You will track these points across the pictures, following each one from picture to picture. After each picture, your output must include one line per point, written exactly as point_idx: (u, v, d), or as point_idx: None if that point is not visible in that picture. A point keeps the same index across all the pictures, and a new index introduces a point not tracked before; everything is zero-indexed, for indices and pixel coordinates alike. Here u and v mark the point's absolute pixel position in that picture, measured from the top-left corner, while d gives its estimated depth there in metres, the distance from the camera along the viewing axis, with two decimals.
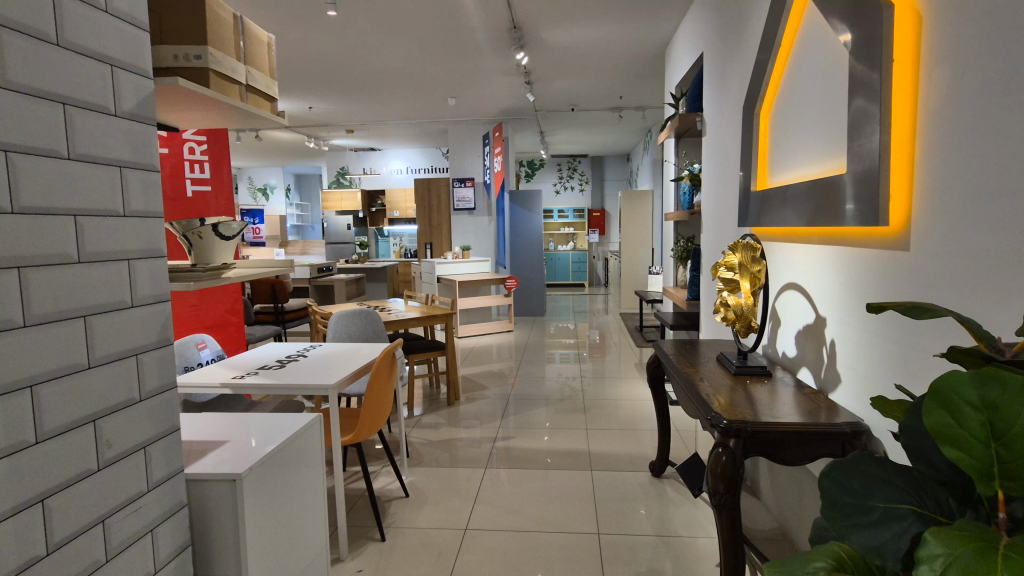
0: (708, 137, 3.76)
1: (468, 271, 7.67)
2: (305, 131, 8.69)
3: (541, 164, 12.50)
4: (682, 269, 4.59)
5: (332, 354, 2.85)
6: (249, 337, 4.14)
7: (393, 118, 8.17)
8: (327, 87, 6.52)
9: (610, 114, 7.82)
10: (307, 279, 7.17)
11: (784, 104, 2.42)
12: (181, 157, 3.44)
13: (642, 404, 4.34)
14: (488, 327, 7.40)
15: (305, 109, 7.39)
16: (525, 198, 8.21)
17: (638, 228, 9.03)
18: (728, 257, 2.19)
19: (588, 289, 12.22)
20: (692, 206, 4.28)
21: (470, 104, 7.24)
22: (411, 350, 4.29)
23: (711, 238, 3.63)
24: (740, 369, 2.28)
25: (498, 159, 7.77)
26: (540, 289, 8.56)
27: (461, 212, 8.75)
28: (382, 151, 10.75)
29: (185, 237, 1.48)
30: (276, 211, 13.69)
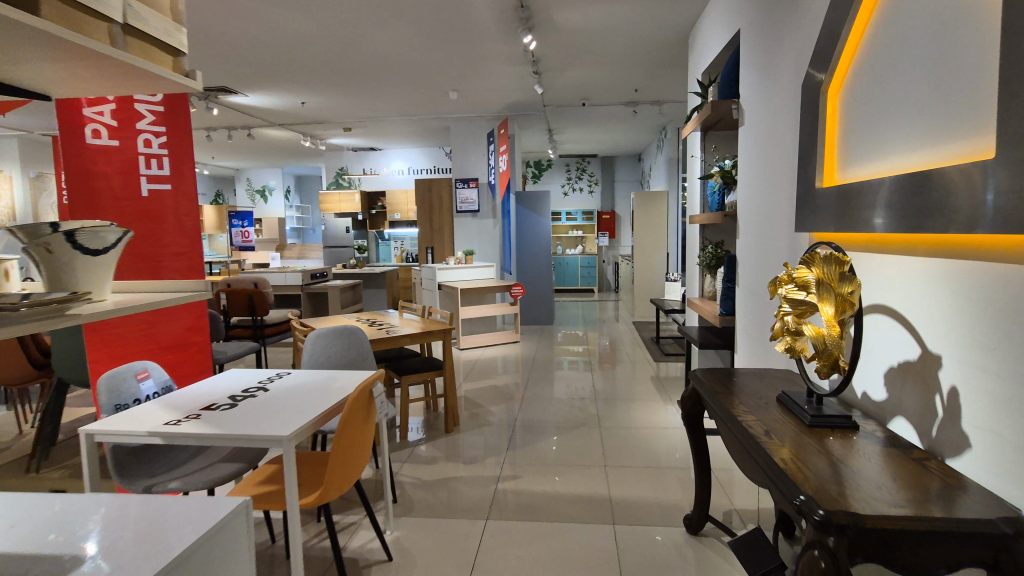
0: (745, 127, 3.25)
1: (471, 278, 7.19)
2: (300, 129, 8.26)
3: (549, 165, 12.05)
4: (710, 278, 4.08)
5: (301, 386, 2.36)
6: (221, 355, 3.67)
7: (393, 115, 7.73)
8: (320, 78, 6.08)
9: (624, 110, 7.34)
10: (299, 286, 6.71)
11: (866, 74, 1.91)
12: (135, 151, 2.99)
13: (665, 434, 3.81)
14: (493, 339, 6.88)
15: (299, 104, 6.98)
16: (532, 200, 7.74)
17: (653, 232, 8.50)
18: (802, 272, 1.70)
19: (598, 295, 11.66)
20: (723, 207, 3.77)
21: (475, 98, 6.79)
22: (404, 370, 3.79)
23: (752, 244, 3.11)
24: (818, 419, 1.74)
25: (503, 157, 7.29)
26: (548, 296, 8.06)
27: (464, 214, 8.26)
28: (383, 151, 10.36)
29: (27, 253, 0.99)
30: (275, 213, 13.29)
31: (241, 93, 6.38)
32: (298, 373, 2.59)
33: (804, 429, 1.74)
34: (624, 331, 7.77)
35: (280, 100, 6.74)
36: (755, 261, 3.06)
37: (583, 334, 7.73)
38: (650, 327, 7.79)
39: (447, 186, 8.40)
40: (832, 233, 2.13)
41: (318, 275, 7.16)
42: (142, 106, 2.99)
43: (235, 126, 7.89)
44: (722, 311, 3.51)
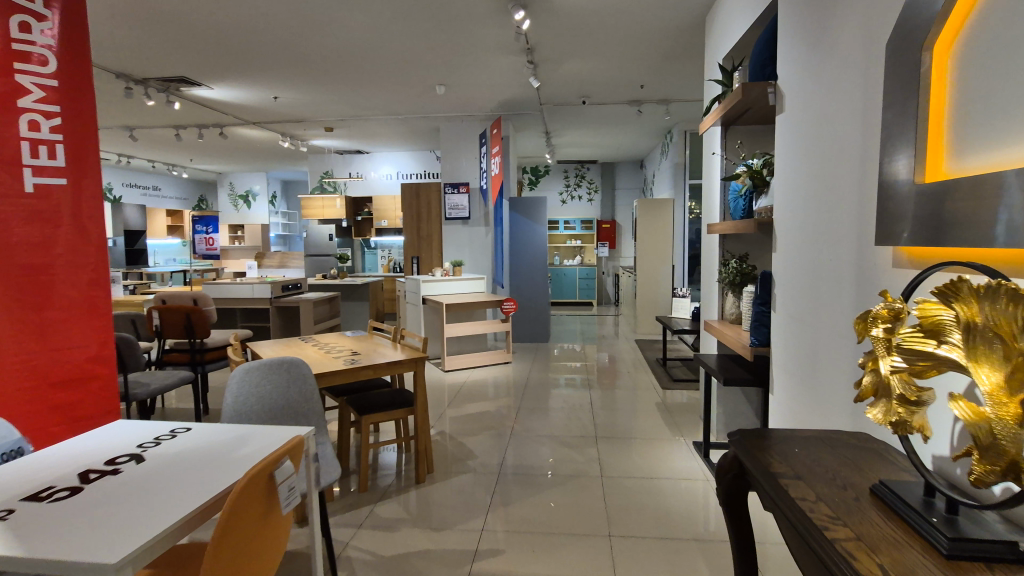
0: (786, 114, 2.62)
1: (459, 291, 6.56)
2: (277, 128, 7.66)
3: (546, 171, 11.49)
4: (733, 299, 3.45)
5: (191, 454, 1.69)
6: (141, 388, 3.00)
7: (377, 113, 7.13)
8: (290, 68, 5.49)
9: (627, 110, 6.75)
10: (268, 300, 6.07)
11: (1005, 9, 1.27)
12: (14, 134, 2.24)
13: (681, 489, 3.14)
14: (482, 359, 6.20)
15: (273, 100, 6.38)
16: (528, 205, 7.25)
17: (658, 243, 7.88)
18: (935, 309, 1.13)
19: (597, 308, 10.99)
20: (746, 215, 3.23)
21: (464, 95, 6.20)
22: (367, 407, 3.13)
23: (798, 259, 2.47)
24: (962, 547, 1.08)
25: (495, 160, 6.67)
26: (544, 311, 7.42)
27: (454, 221, 7.66)
28: (370, 155, 9.78)
29: None
30: (258, 220, 12.66)
31: (206, 85, 5.78)
32: (200, 428, 1.93)
33: (937, 563, 1.08)
34: (626, 349, 7.13)
35: (251, 95, 6.15)
36: (803, 279, 2.42)
37: (582, 352, 7.08)
38: (655, 346, 7.13)
39: (435, 191, 7.76)
40: (945, 248, 1.47)
41: (290, 287, 6.50)
42: (27, 78, 2.28)
43: (205, 124, 7.28)
44: (754, 340, 2.86)
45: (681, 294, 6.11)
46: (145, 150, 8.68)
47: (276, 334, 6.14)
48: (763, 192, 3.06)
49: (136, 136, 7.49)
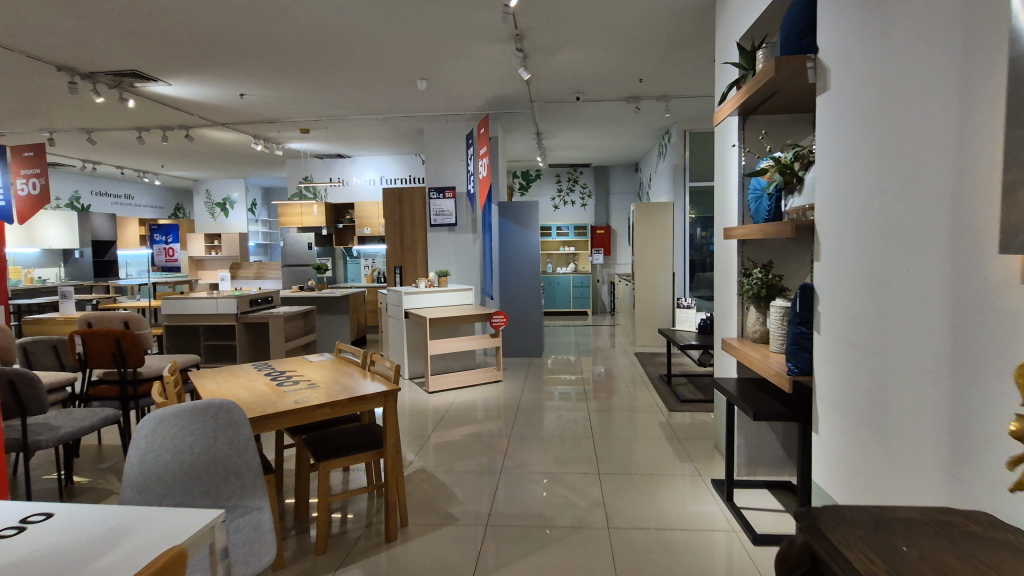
0: (831, 92, 2.17)
1: (444, 304, 6.05)
2: (249, 130, 7.14)
3: (537, 175, 11.04)
4: (756, 313, 2.98)
5: (33, 565, 1.16)
6: (48, 432, 2.46)
7: (356, 113, 6.64)
8: (256, 60, 4.98)
9: (624, 108, 6.32)
10: (234, 316, 5.53)
11: None
12: None
13: (702, 542, 2.64)
14: (470, 378, 5.67)
15: (240, 98, 5.87)
16: (518, 211, 6.75)
17: (657, 250, 7.41)
18: None
19: (592, 318, 10.50)
20: (772, 218, 2.77)
21: (449, 90, 5.73)
22: (327, 451, 2.60)
23: (855, 267, 2.01)
24: None
25: (482, 162, 6.17)
26: (536, 324, 6.92)
27: (439, 228, 7.13)
28: (352, 160, 9.31)
29: None
30: (237, 228, 12.09)
31: (163, 80, 5.26)
32: (68, 514, 1.40)
33: None
34: (625, 363, 6.64)
35: (215, 92, 5.64)
36: (863, 292, 1.96)
37: (577, 367, 6.58)
38: (656, 359, 6.65)
39: (420, 196, 7.25)
40: None
41: (260, 301, 5.95)
42: None
43: (170, 126, 6.76)
44: (790, 367, 2.35)
45: (685, 304, 5.65)
46: (109, 155, 8.12)
47: (243, 352, 5.60)
48: (790, 192, 2.67)
49: (94, 138, 6.94)
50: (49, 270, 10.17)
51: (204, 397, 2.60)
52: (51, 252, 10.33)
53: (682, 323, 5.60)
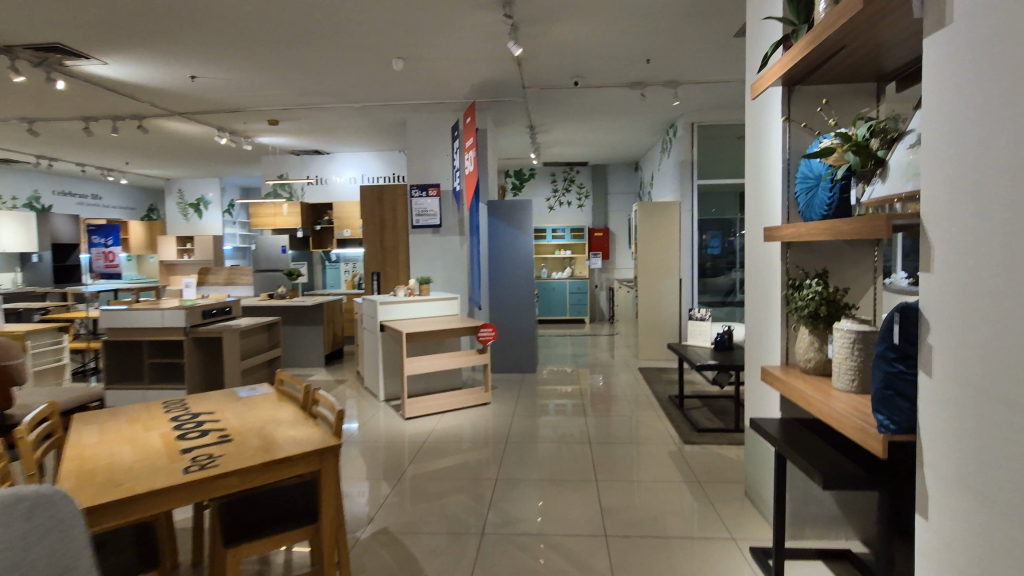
0: (955, 24, 1.48)
1: (425, 315, 5.37)
2: (212, 121, 6.45)
3: (531, 174, 10.40)
4: (807, 335, 2.33)
5: None
6: None
7: (328, 102, 5.95)
8: (201, 36, 4.28)
9: (627, 95, 5.67)
10: (183, 330, 4.83)
11: None
12: None
13: None
14: (453, 402, 4.97)
15: (192, 82, 5.17)
16: (511, 211, 6.15)
17: (662, 254, 6.77)
18: None
19: (589, 326, 9.82)
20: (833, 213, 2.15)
21: (431, 73, 5.06)
22: (236, 532, 1.89)
23: (1000, 279, 1.32)
24: None
25: (468, 155, 5.49)
26: (530, 336, 6.23)
27: (423, 230, 6.40)
28: (331, 156, 8.52)
29: None
30: (211, 231, 11.36)
31: (98, 59, 4.56)
32: None
33: None
34: (628, 380, 5.97)
35: (162, 73, 4.93)
36: (1017, 320, 1.27)
37: (576, 384, 5.91)
38: (662, 375, 5.97)
39: (401, 194, 6.56)
40: None
41: (216, 313, 5.24)
42: None
43: (120, 116, 6.05)
44: (880, 424, 1.67)
45: (699, 316, 4.97)
46: (61, 149, 7.39)
47: (194, 372, 4.89)
48: (859, 183, 2.03)
49: (36, 129, 6.20)
50: (4, 276, 9.32)
51: (67, 456, 1.87)
52: (7, 256, 9.45)
53: (694, 337, 4.93)
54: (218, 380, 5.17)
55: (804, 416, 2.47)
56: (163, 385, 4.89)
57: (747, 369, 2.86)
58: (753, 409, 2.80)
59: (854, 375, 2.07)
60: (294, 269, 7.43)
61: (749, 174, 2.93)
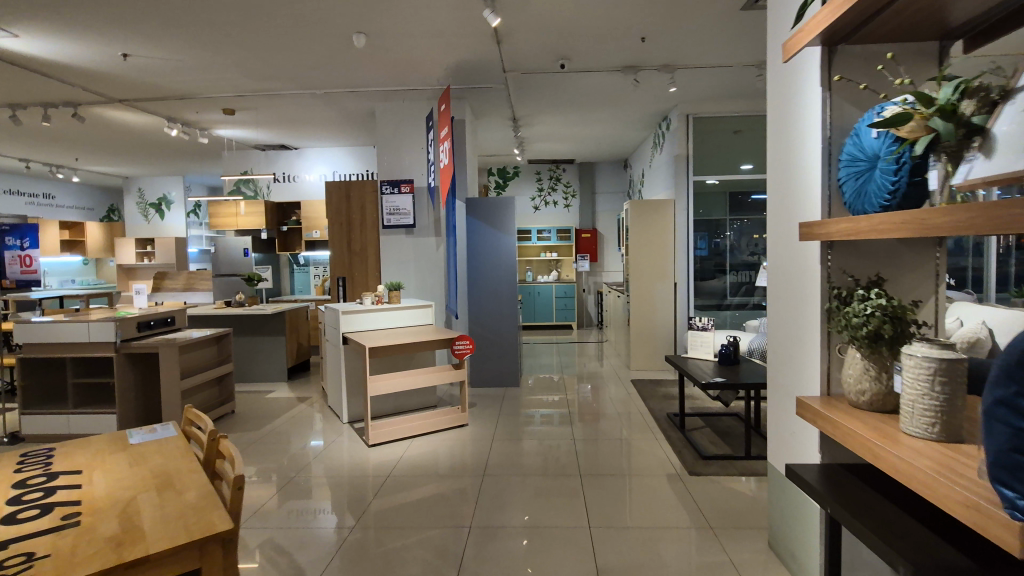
0: None
1: (395, 325, 4.80)
2: (159, 109, 5.80)
3: (515, 173, 9.87)
4: (859, 358, 1.84)
5: None
6: None
7: (287, 88, 5.34)
8: (125, 6, 3.66)
9: (618, 81, 5.16)
10: (113, 345, 4.19)
11: None
12: None
13: None
14: (424, 425, 4.38)
15: (126, 62, 4.53)
16: (492, 209, 5.60)
17: (656, 256, 6.28)
18: None
19: (577, 333, 9.30)
20: (898, 205, 1.66)
21: (399, 52, 4.49)
22: None
23: None
24: None
25: (443, 146, 4.93)
26: (513, 346, 5.67)
27: (395, 230, 5.81)
28: (298, 152, 8.02)
29: None
30: (174, 232, 10.62)
31: (7, 31, 3.91)
32: None
33: None
34: (620, 394, 5.45)
35: (86, 51, 4.29)
36: None
37: (563, 400, 5.36)
38: (658, 388, 5.46)
39: (371, 191, 5.97)
40: None
41: (155, 323, 4.61)
42: None
43: (51, 102, 5.37)
44: (1007, 504, 1.08)
45: (699, 325, 4.44)
46: None
47: (126, 393, 4.26)
48: (941, 160, 1.52)
49: None
50: None
51: None
52: None
53: (695, 349, 4.43)
54: (157, 401, 4.54)
55: (857, 464, 1.94)
56: (90, 409, 4.24)
57: (776, 397, 2.36)
58: (787, 448, 2.27)
59: (934, 421, 1.54)
60: (254, 274, 6.79)
61: (769, 166, 2.45)
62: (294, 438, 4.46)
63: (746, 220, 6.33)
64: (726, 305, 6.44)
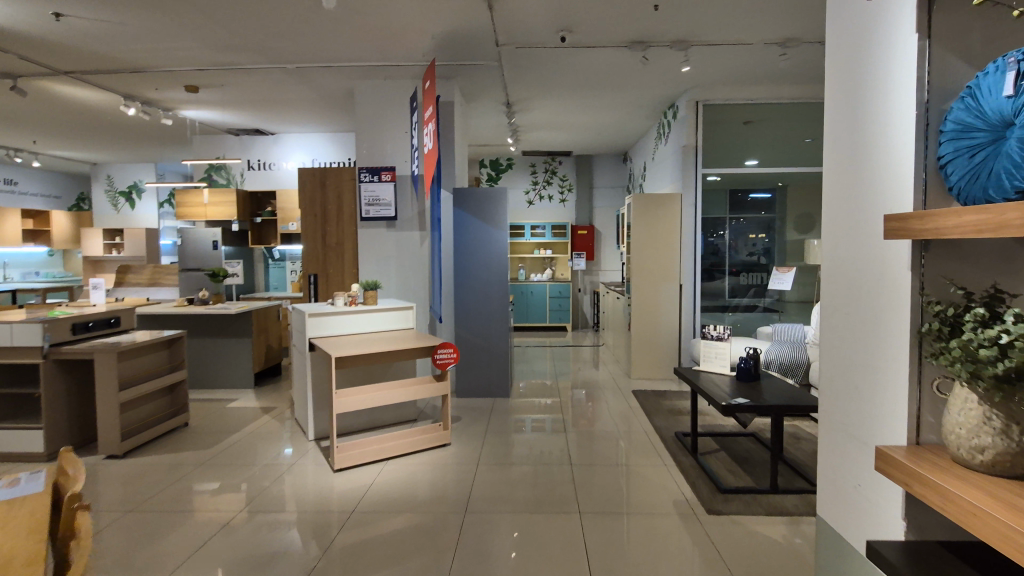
0: None
1: (370, 330, 4.26)
2: (112, 84, 5.20)
3: (509, 164, 9.33)
4: (978, 401, 1.32)
5: None
6: None
7: (253, 62, 4.76)
8: None
9: (625, 58, 4.63)
10: (43, 350, 3.63)
11: None
12: None
13: None
14: (400, 446, 3.83)
15: (60, 24, 3.94)
16: (482, 201, 5.07)
17: (660, 254, 5.78)
18: None
19: (572, 335, 8.79)
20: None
21: (378, 18, 3.93)
22: None
23: None
24: None
25: (427, 128, 4.41)
26: (503, 353, 5.14)
27: (375, 223, 5.26)
28: (276, 137, 7.53)
29: None
30: (145, 223, 9.96)
31: None
32: None
33: None
34: (620, 407, 4.95)
35: (10, 8, 3.69)
36: None
37: (557, 409, 5.00)
38: (662, 401, 4.95)
39: (348, 180, 5.41)
40: None
41: (94, 325, 4.02)
42: None
43: None
44: None
45: (714, 334, 3.85)
46: None
47: (56, 406, 3.70)
48: None
49: None
50: None
51: None
52: None
53: (709, 362, 3.92)
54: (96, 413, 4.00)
55: (968, 548, 1.41)
56: (12, 424, 3.67)
57: (840, 441, 1.84)
58: (861, 515, 1.74)
59: None
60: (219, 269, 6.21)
61: (826, 154, 1.96)
62: (252, 458, 3.91)
63: (744, 220, 5.88)
64: (731, 309, 6.00)
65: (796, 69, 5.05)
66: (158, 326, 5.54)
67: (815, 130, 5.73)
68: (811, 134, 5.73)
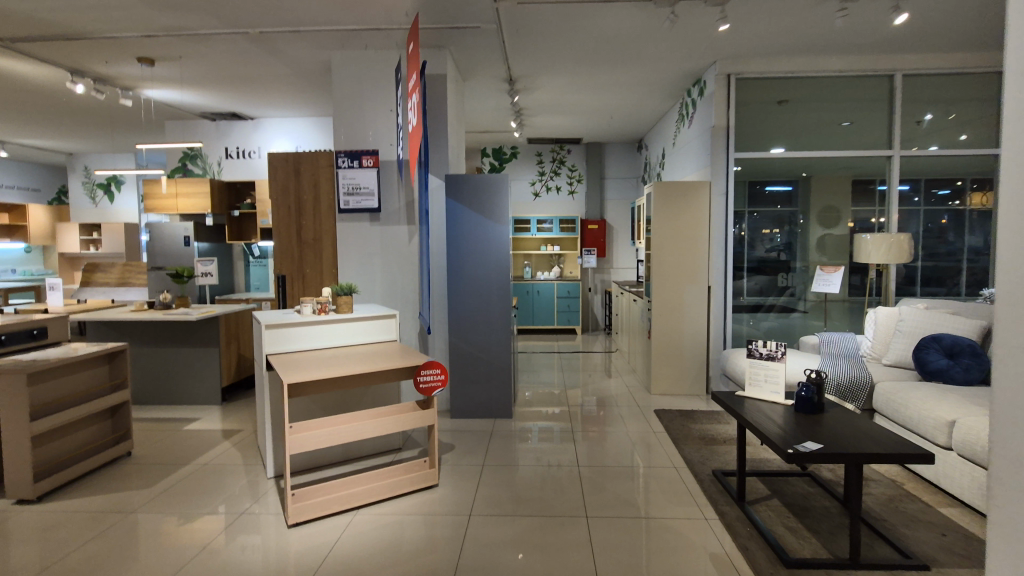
0: None
1: (343, 344, 3.56)
2: (55, 56, 4.53)
3: (513, 153, 8.60)
4: None
5: None
6: None
7: (208, 26, 4.07)
8: None
9: (648, 15, 3.88)
10: None
11: None
12: None
13: None
14: (376, 487, 3.07)
15: None
16: (480, 190, 4.34)
17: (684, 251, 5.04)
18: None
19: (582, 339, 8.05)
20: None
21: None
22: None
23: None
24: None
25: (413, 100, 3.70)
26: (503, 366, 4.43)
27: (356, 215, 4.55)
28: (255, 122, 6.85)
29: None
30: (124, 218, 9.27)
31: None
32: None
33: None
34: (641, 431, 4.22)
35: None
36: None
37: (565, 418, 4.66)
38: (690, 424, 4.22)
39: (325, 165, 4.69)
40: None
41: (10, 339, 3.34)
42: None
43: None
44: None
45: (764, 352, 3.08)
46: None
47: None
48: None
49: None
50: None
51: None
52: None
53: (754, 386, 3.17)
54: None
55: None
56: None
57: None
58: None
59: None
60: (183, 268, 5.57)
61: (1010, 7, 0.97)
62: (195, 500, 3.21)
63: (756, 215, 5.09)
64: (766, 308, 5.17)
65: (848, 33, 4.28)
66: (112, 334, 4.87)
67: (854, 112, 4.95)
68: (849, 117, 4.95)
